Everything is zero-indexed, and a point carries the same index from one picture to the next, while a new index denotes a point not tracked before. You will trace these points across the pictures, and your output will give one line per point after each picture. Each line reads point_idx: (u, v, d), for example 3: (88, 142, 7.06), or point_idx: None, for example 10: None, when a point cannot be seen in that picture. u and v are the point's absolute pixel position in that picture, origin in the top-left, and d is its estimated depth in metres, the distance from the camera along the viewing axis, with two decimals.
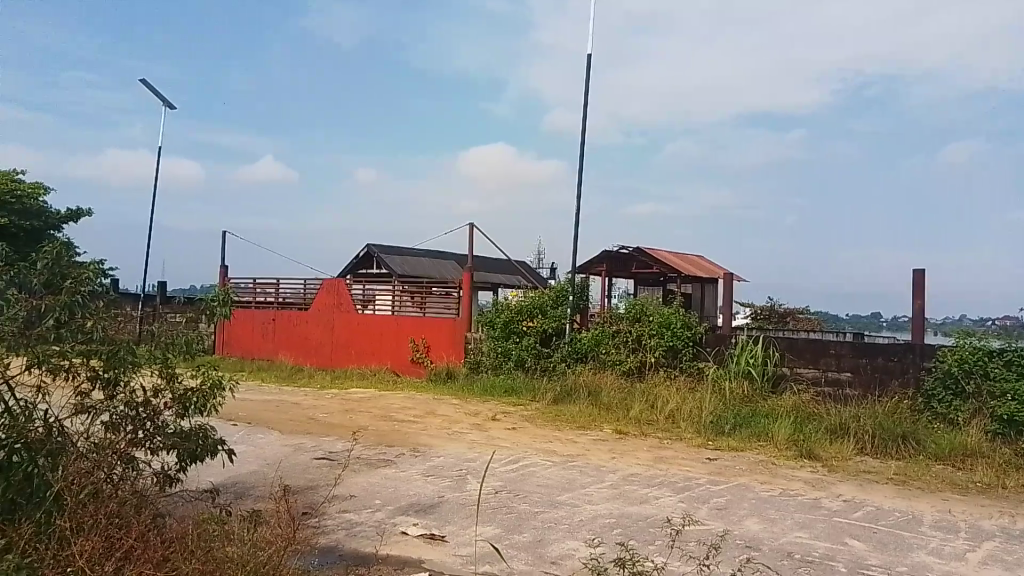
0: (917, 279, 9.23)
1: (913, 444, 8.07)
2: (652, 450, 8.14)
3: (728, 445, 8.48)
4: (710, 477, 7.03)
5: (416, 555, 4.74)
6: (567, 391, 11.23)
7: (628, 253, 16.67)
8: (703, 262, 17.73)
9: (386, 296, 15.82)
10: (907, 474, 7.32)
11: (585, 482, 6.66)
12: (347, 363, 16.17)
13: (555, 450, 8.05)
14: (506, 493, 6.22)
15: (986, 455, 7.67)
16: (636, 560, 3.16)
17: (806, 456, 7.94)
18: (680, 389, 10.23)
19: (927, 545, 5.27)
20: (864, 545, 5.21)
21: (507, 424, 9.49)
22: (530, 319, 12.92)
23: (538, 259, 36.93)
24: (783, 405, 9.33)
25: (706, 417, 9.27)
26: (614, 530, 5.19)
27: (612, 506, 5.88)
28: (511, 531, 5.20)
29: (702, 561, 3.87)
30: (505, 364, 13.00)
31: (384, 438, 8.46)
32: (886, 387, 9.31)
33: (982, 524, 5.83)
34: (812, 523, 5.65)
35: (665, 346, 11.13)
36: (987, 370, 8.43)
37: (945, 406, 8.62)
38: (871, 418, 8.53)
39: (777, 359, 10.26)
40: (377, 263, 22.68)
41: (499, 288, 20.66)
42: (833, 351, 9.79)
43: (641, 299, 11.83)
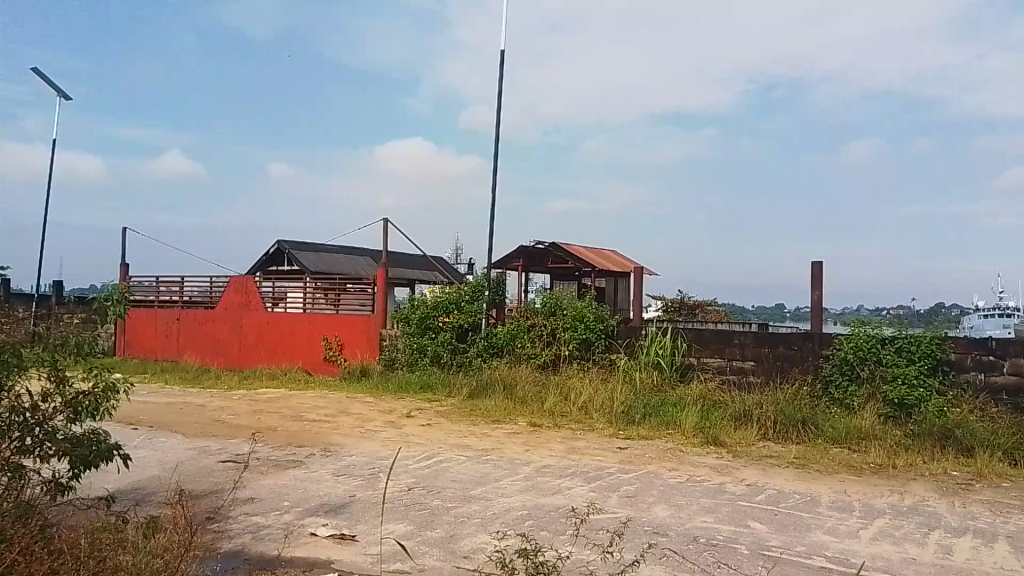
0: (816, 271, 9.62)
1: (812, 428, 8.42)
2: (565, 442, 8.23)
3: (638, 434, 8.67)
4: (621, 466, 7.15)
5: (325, 555, 4.65)
6: (482, 385, 11.24)
7: (543, 248, 16.81)
8: (616, 256, 18.00)
9: (297, 293, 15.44)
10: (807, 457, 7.63)
11: (499, 475, 6.68)
12: (257, 363, 15.74)
13: (469, 445, 8.03)
14: (419, 489, 6.17)
15: (878, 436, 8.06)
16: (540, 551, 3.15)
17: (712, 443, 8.18)
18: (593, 380, 10.38)
19: (824, 525, 5.51)
20: (765, 527, 5.40)
21: (421, 421, 9.43)
22: (445, 315, 12.83)
23: (454, 255, 36.84)
24: (691, 394, 9.60)
25: (617, 407, 9.45)
26: (525, 522, 5.22)
27: (525, 498, 5.91)
28: (423, 527, 5.16)
29: (609, 549, 3.91)
30: (420, 360, 12.90)
31: (294, 438, 8.26)
32: (787, 374, 9.66)
33: (874, 502, 6.13)
34: (716, 508, 5.83)
35: (579, 339, 11.25)
36: (880, 356, 8.88)
37: (841, 392, 9.03)
38: (773, 404, 8.87)
39: (685, 350, 10.52)
40: (288, 260, 22.18)
41: (415, 284, 20.51)
42: (737, 341, 10.11)
43: (555, 293, 11.92)
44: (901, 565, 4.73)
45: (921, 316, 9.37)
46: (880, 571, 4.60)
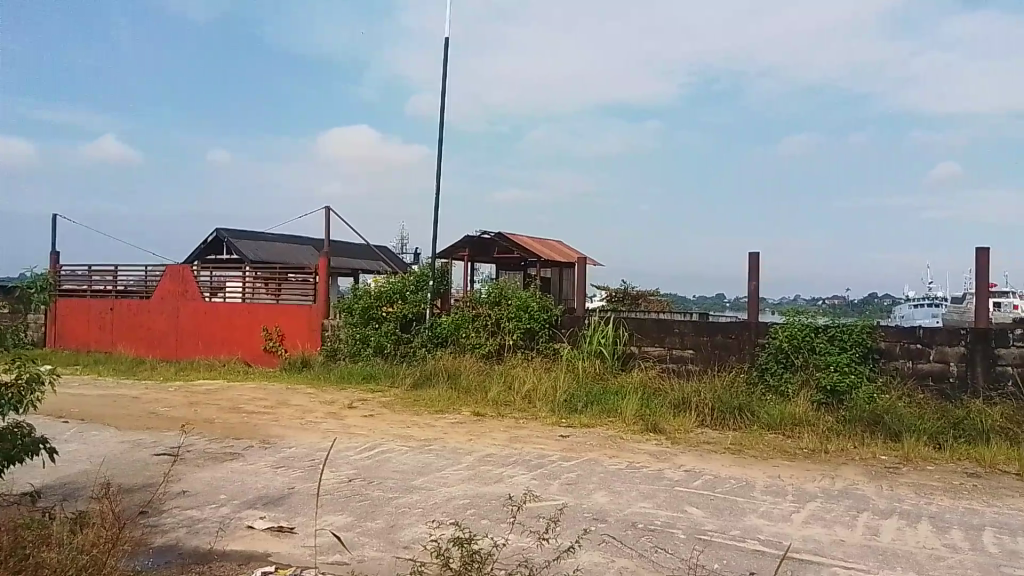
0: (752, 261, 9.83)
1: (748, 415, 8.62)
2: (508, 431, 8.26)
3: (580, 422, 8.76)
4: (562, 454, 7.20)
5: (262, 548, 4.58)
6: (425, 375, 11.21)
7: (489, 237, 16.78)
8: (561, 246, 18.08)
9: (235, 283, 15.11)
10: (743, 443, 7.81)
11: (441, 465, 6.67)
12: (194, 354, 15.39)
13: (411, 435, 7.99)
14: (360, 480, 6.12)
15: (811, 422, 8.29)
16: (474, 540, 3.14)
17: (652, 430, 8.32)
18: (537, 369, 10.43)
19: (758, 509, 5.65)
20: (702, 512, 5.52)
21: (363, 412, 9.35)
22: (389, 305, 12.71)
23: (399, 245, 36.55)
24: (632, 382, 9.73)
25: (560, 396, 9.54)
26: (466, 511, 5.22)
27: (467, 487, 5.91)
28: (363, 518, 5.12)
29: (546, 536, 3.92)
30: (363, 350, 12.77)
31: (232, 430, 8.10)
32: (725, 362, 9.85)
33: (807, 486, 6.31)
34: (654, 493, 5.92)
35: (523, 329, 11.28)
36: (813, 345, 9.13)
37: (776, 379, 9.25)
38: (711, 392, 9.07)
39: (627, 339, 10.64)
40: (227, 249, 21.70)
41: (358, 274, 20.29)
42: (677, 330, 10.26)
43: (499, 283, 11.91)
44: (831, 546, 4.88)
45: (855, 306, 9.65)
46: (810, 553, 4.74)
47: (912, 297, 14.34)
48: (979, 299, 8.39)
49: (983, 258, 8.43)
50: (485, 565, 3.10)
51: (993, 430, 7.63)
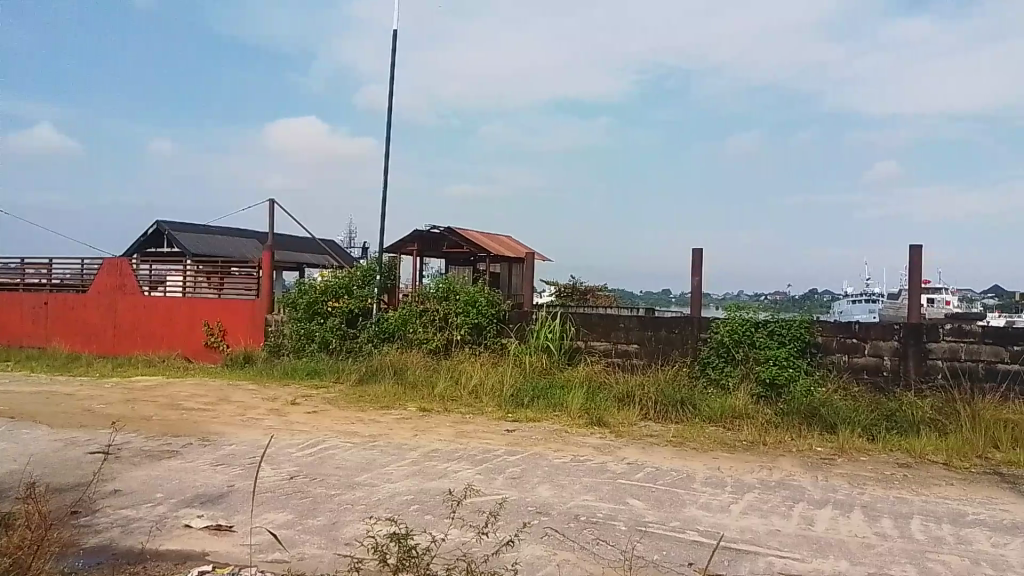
0: (696, 257, 10.00)
1: (690, 408, 8.79)
2: (454, 426, 8.26)
3: (526, 416, 8.82)
4: (507, 448, 7.23)
5: (199, 547, 4.49)
6: (371, 371, 11.12)
7: (438, 232, 16.70)
8: (510, 241, 18.09)
9: (176, 277, 14.77)
10: (684, 436, 7.96)
11: (386, 461, 6.63)
12: (133, 349, 15.00)
13: (355, 431, 7.92)
14: (302, 477, 6.04)
15: (751, 415, 8.48)
16: (412, 537, 3.12)
17: (596, 424, 8.42)
18: (483, 364, 10.44)
19: (697, 500, 5.75)
20: (643, 504, 5.60)
21: (307, 408, 9.24)
22: (334, 300, 12.58)
23: (346, 239, 36.20)
24: (578, 376, 9.82)
25: (506, 391, 9.58)
26: (410, 507, 5.20)
27: (411, 483, 5.89)
28: (304, 515, 5.07)
29: (484, 530, 3.93)
30: (307, 346, 12.59)
31: (170, 428, 7.91)
32: (668, 356, 10.00)
33: (745, 477, 6.46)
34: (598, 486, 5.99)
35: (470, 324, 11.22)
36: (753, 339, 9.32)
37: (717, 373, 9.43)
38: (654, 385, 9.22)
39: (574, 334, 10.72)
40: (168, 241, 21.19)
41: (304, 268, 20.04)
42: (622, 325, 10.38)
43: (446, 278, 11.85)
44: (767, 536, 5.00)
45: (795, 300, 9.88)
46: (747, 543, 4.85)
47: (850, 293, 14.75)
48: (911, 294, 8.67)
49: (916, 256, 8.71)
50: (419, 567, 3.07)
51: (923, 422, 7.90)
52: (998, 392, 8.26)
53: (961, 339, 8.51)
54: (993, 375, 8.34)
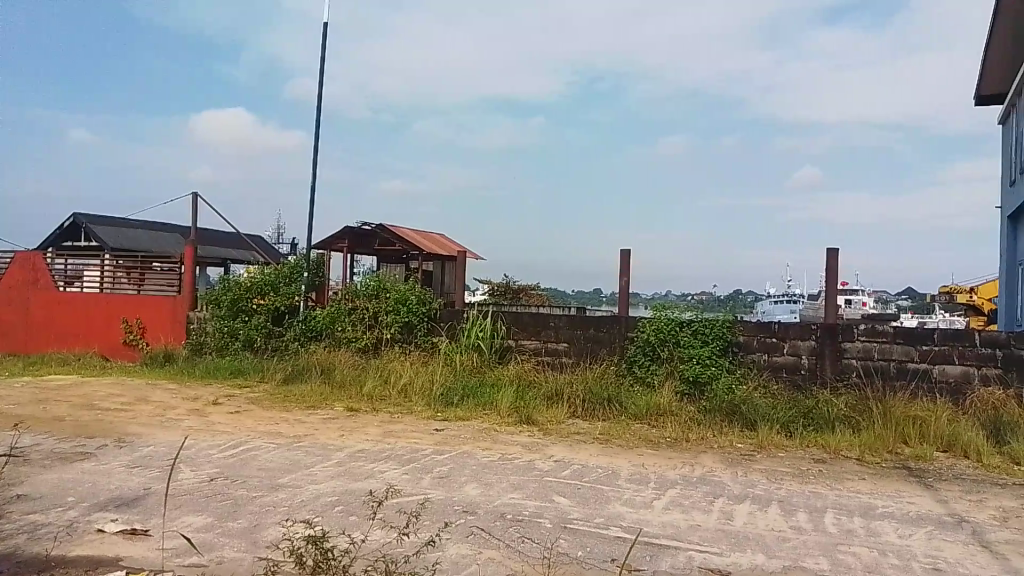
0: (623, 258, 10.15)
1: (616, 405, 8.95)
2: (382, 426, 8.18)
3: (455, 415, 8.81)
4: (435, 447, 7.21)
5: (112, 553, 4.34)
6: (298, 369, 10.94)
7: (369, 229, 16.49)
8: (443, 240, 18.01)
9: (94, 272, 14.23)
10: (611, 433, 8.08)
11: (311, 462, 6.53)
12: (46, 346, 14.38)
13: (279, 432, 7.77)
14: (223, 479, 5.90)
15: (675, 412, 8.66)
16: (328, 539, 3.11)
17: (525, 422, 8.47)
18: (413, 363, 10.38)
19: (622, 496, 5.85)
20: (569, 501, 5.66)
21: (229, 408, 9.02)
22: (259, 297, 12.29)
23: (275, 235, 35.50)
24: (508, 375, 9.86)
25: (436, 389, 9.55)
26: (334, 508, 5.14)
27: (336, 484, 5.82)
28: (224, 518, 4.94)
29: (404, 530, 3.91)
30: (231, 344, 12.28)
31: (84, 429, 7.62)
32: (597, 355, 10.12)
33: (668, 474, 6.59)
34: (525, 484, 6.03)
35: (401, 322, 11.11)
36: (678, 338, 9.52)
37: (643, 371, 9.59)
38: (583, 383, 9.33)
39: (504, 332, 10.74)
40: (85, 235, 20.39)
41: (229, 264, 19.55)
42: (552, 324, 10.45)
43: (377, 276, 11.72)
44: (687, 531, 5.12)
45: (720, 300, 10.11)
46: (668, 538, 4.96)
47: (772, 294, 15.19)
48: (828, 296, 8.98)
49: (834, 259, 9.03)
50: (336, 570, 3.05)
51: (838, 419, 8.20)
52: (907, 389, 8.65)
53: (874, 339, 8.87)
54: (904, 373, 8.72)
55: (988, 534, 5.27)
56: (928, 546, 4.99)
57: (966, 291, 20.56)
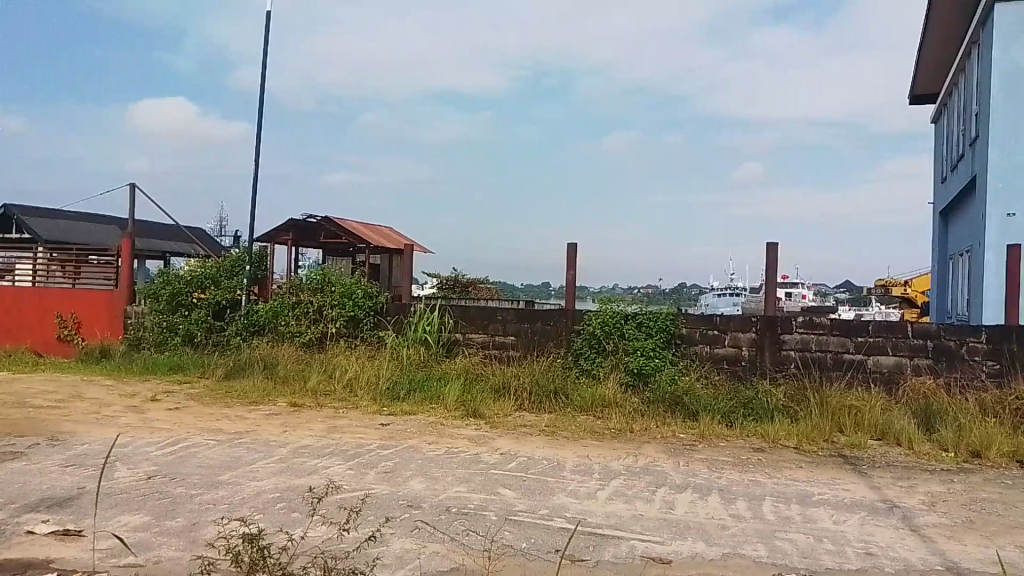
0: (570, 251, 10.21)
1: (563, 398, 9.02)
2: (326, 421, 8.09)
3: (401, 409, 8.76)
4: (381, 442, 7.16)
5: (42, 555, 4.20)
6: (240, 365, 10.75)
7: (315, 222, 16.23)
8: (392, 233, 17.87)
9: (26, 265, 13.75)
10: (557, 425, 8.14)
11: (253, 458, 6.42)
12: None
13: (221, 428, 7.61)
14: (161, 477, 5.76)
15: (620, 403, 8.77)
16: (262, 539, 3.05)
17: (471, 415, 8.48)
18: (359, 357, 10.29)
19: (566, 487, 5.90)
20: (514, 493, 5.68)
21: (168, 404, 8.81)
22: (200, 291, 12.00)
23: (218, 228, 34.77)
24: (455, 368, 9.84)
25: (382, 384, 9.49)
26: (275, 505, 5.06)
27: (279, 480, 5.74)
28: (161, 517, 4.83)
29: (344, 526, 3.88)
30: (170, 340, 12.00)
31: (14, 427, 7.35)
32: (544, 348, 10.16)
33: (612, 464, 6.67)
34: (470, 477, 6.03)
35: (346, 316, 10.98)
36: (623, 331, 9.63)
37: (589, 363, 9.67)
38: (529, 376, 9.37)
39: (452, 326, 10.69)
40: (17, 226, 19.67)
41: (170, 257, 19.09)
42: (499, 317, 10.44)
43: (322, 269, 11.55)
44: (630, 521, 5.19)
45: (664, 292, 10.24)
46: (612, 528, 5.01)
47: (717, 286, 15.44)
48: (768, 288, 9.17)
49: (774, 252, 9.23)
50: (272, 570, 3.00)
51: (776, 409, 8.40)
52: (843, 379, 8.91)
53: (811, 331, 9.10)
54: (840, 364, 8.97)
55: (917, 518, 5.46)
56: (861, 532, 5.15)
57: (901, 285, 21.24)
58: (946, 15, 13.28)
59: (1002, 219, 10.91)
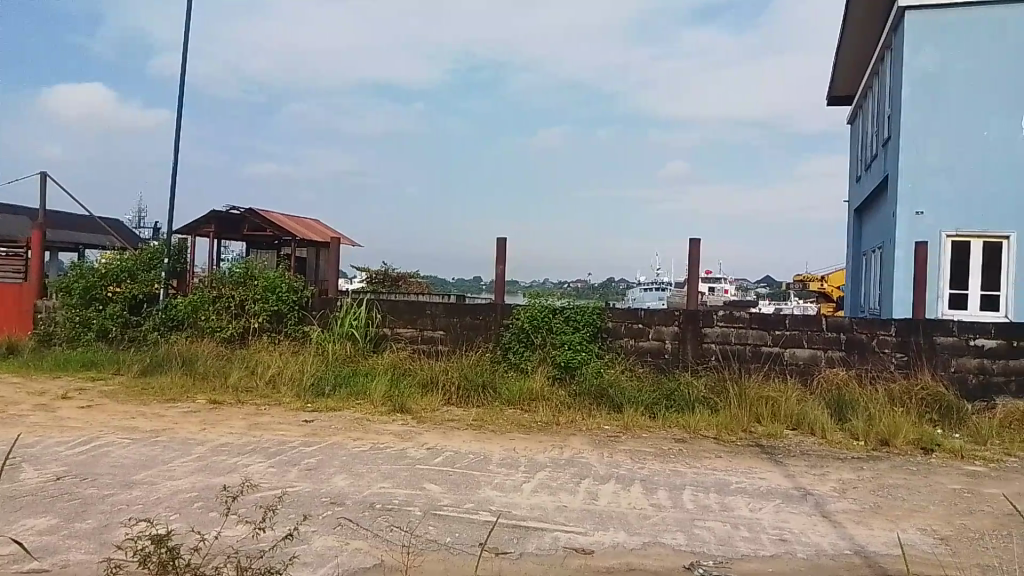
0: (499, 246, 10.23)
1: (490, 392, 9.06)
2: (248, 418, 7.91)
3: (326, 405, 8.64)
4: (304, 439, 7.05)
5: None
6: (157, 361, 10.41)
7: (239, 214, 15.83)
8: (318, 226, 17.57)
9: None
10: (484, 419, 8.16)
11: (170, 457, 6.24)
12: None
13: (136, 426, 7.36)
14: (70, 478, 5.54)
15: (547, 396, 8.86)
16: (170, 540, 2.98)
17: (398, 410, 8.42)
18: (283, 353, 10.09)
19: (492, 481, 5.92)
20: (439, 488, 5.67)
21: (81, 402, 8.47)
22: (115, 285, 11.59)
23: (136, 219, 33.56)
24: (382, 363, 9.74)
25: (306, 379, 9.34)
26: (192, 504, 4.93)
27: (196, 479, 5.59)
28: (70, 519, 4.65)
29: (260, 526, 3.81)
30: (83, 335, 11.52)
31: None
32: (472, 342, 10.16)
33: (538, 457, 6.73)
34: (395, 473, 5.99)
35: (269, 311, 10.74)
36: (551, 325, 9.70)
37: (517, 357, 9.72)
38: (457, 370, 9.37)
39: (379, 321, 10.58)
40: None
41: (84, 249, 18.32)
42: (428, 312, 10.38)
43: (245, 262, 11.28)
44: (554, 512, 5.24)
45: (592, 286, 10.38)
46: (536, 520, 5.06)
47: (643, 280, 15.72)
48: (690, 283, 9.38)
49: (696, 248, 9.45)
50: (181, 572, 2.94)
51: (697, 400, 8.62)
52: (761, 371, 9.18)
53: (731, 324, 9.35)
54: (758, 356, 9.25)
55: (828, 505, 5.68)
56: (775, 519, 5.32)
57: (818, 279, 22.05)
58: (862, 19, 13.77)
59: (911, 218, 11.40)
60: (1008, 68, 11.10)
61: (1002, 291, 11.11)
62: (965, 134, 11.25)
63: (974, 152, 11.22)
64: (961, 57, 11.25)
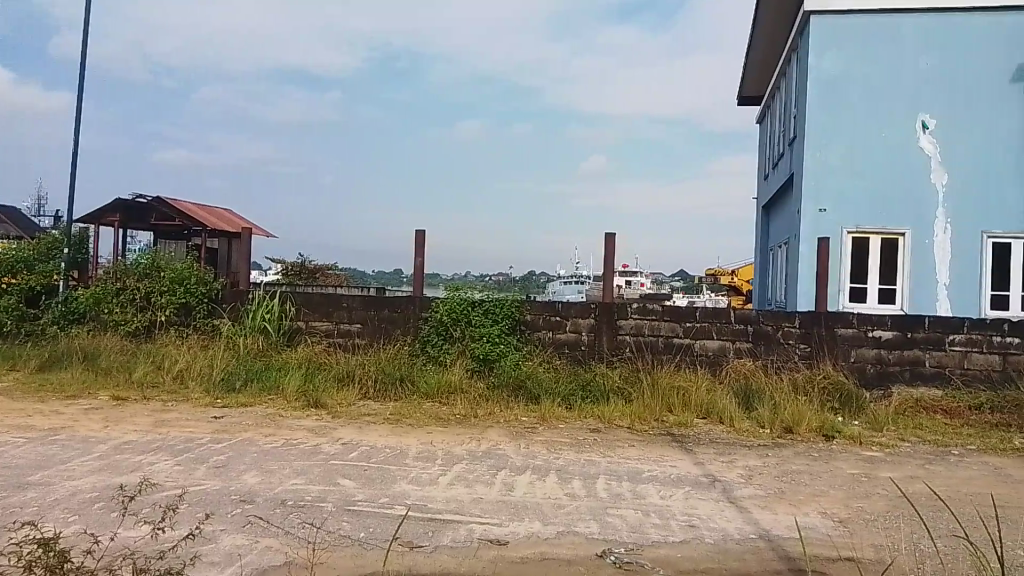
0: (418, 238, 10.16)
1: (408, 385, 9.03)
2: (153, 415, 7.63)
3: (237, 401, 8.42)
4: (213, 436, 6.85)
5: None
6: (56, 357, 9.93)
7: (145, 203, 15.21)
8: (231, 216, 17.05)
9: None
10: (402, 413, 8.10)
11: (68, 456, 5.96)
12: None
13: (31, 425, 7.00)
14: None
15: (465, 389, 8.87)
16: (59, 544, 2.86)
17: (313, 406, 8.28)
18: (191, 347, 9.78)
19: (408, 475, 5.89)
20: (353, 483, 5.60)
21: None
22: (10, 276, 10.98)
23: (35, 207, 31.88)
24: (296, 358, 9.53)
25: (216, 374, 9.07)
26: (91, 505, 4.73)
27: (96, 479, 5.36)
28: None
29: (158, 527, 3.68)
30: None
31: None
32: (390, 335, 10.06)
33: (455, 450, 6.72)
34: (308, 469, 5.89)
35: (177, 304, 10.38)
36: (469, 318, 9.70)
37: (436, 350, 9.67)
38: (374, 363, 9.28)
39: (294, 314, 10.35)
40: None
41: None
42: (345, 305, 10.22)
43: (151, 253, 10.85)
44: (469, 505, 5.26)
45: (512, 279, 10.43)
46: (451, 513, 5.06)
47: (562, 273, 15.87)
48: (606, 276, 9.52)
49: (611, 242, 9.60)
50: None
51: (612, 391, 8.78)
52: (673, 362, 9.41)
53: (645, 316, 9.55)
54: (670, 347, 9.48)
55: (735, 491, 5.88)
56: (684, 505, 5.48)
57: (727, 274, 22.72)
58: (772, 20, 14.24)
59: (815, 215, 11.88)
60: (905, 73, 11.66)
61: (898, 284, 11.73)
62: (866, 135, 11.78)
63: (873, 152, 11.77)
64: (863, 62, 11.77)
